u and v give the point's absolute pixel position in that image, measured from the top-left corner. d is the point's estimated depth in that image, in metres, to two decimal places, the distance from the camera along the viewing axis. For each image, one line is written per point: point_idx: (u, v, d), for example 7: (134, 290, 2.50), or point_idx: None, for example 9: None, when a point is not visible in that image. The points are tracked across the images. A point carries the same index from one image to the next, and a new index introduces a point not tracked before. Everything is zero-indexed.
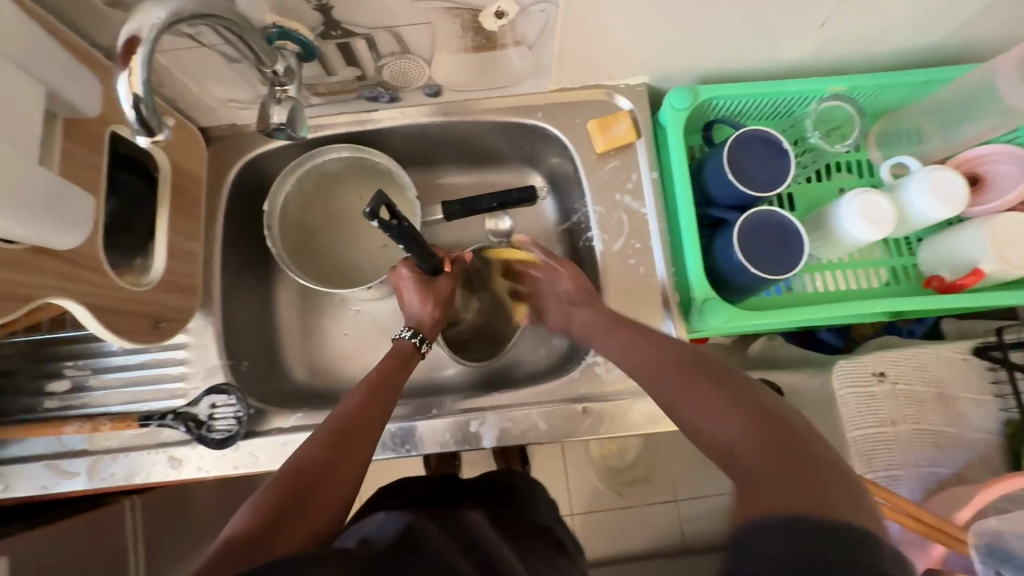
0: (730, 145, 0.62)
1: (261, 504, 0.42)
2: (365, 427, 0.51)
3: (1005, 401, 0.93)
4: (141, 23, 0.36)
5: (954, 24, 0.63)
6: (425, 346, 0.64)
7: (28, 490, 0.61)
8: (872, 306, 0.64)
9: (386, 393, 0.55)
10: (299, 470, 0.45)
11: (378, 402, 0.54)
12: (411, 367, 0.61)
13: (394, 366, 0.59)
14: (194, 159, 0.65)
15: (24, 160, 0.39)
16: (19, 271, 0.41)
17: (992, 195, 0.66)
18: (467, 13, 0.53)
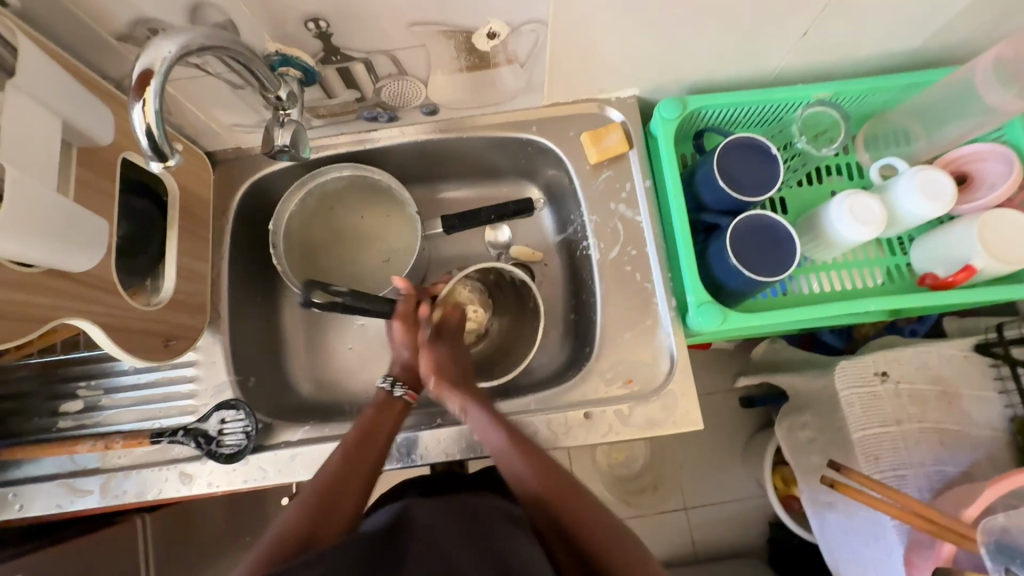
0: (719, 152, 0.64)
1: (258, 564, 0.43)
2: (354, 478, 0.51)
3: (1009, 398, 0.93)
4: (154, 57, 0.38)
5: (934, 29, 0.65)
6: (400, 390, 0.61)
7: (42, 510, 0.63)
8: (867, 305, 0.65)
9: (374, 441, 0.55)
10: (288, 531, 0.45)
11: (364, 448, 0.54)
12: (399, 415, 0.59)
13: (375, 413, 0.58)
14: (202, 182, 0.67)
15: (44, 187, 0.41)
16: (37, 293, 0.43)
17: (981, 194, 0.67)
18: (460, 35, 0.56)
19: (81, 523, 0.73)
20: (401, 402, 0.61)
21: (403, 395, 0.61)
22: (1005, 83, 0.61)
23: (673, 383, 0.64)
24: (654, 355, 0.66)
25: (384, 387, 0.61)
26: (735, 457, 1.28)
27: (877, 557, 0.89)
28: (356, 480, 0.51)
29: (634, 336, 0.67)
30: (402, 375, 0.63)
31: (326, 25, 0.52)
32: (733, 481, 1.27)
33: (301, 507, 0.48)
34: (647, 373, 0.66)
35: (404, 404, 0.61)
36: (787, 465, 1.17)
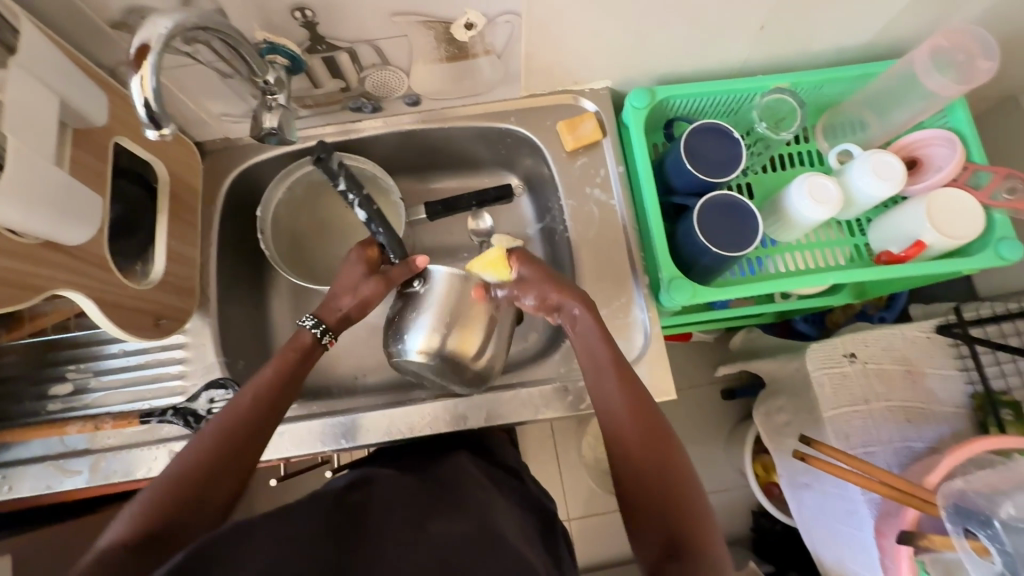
0: (686, 137, 0.68)
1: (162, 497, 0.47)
2: (255, 430, 0.53)
3: (969, 374, 0.98)
4: (150, 33, 0.41)
5: (880, 24, 0.70)
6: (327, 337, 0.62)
7: (31, 490, 0.64)
8: (826, 279, 0.69)
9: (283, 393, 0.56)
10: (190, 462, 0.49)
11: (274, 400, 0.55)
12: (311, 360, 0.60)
13: (288, 356, 0.59)
14: (192, 170, 0.70)
15: (43, 159, 0.43)
16: (31, 262, 0.45)
17: (929, 174, 0.72)
18: (439, 25, 0.59)
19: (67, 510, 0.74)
20: (314, 345, 0.61)
21: (324, 342, 0.61)
22: (941, 70, 0.67)
23: (647, 356, 0.68)
24: (629, 331, 0.69)
25: (309, 327, 0.61)
26: (716, 445, 1.32)
27: (850, 530, 0.92)
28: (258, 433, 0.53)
29: (610, 313, 0.70)
30: (332, 322, 0.62)
31: (311, 14, 0.55)
32: (714, 469, 1.30)
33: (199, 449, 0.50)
34: (623, 347, 0.69)
35: (318, 347, 0.61)
36: (766, 452, 1.21)
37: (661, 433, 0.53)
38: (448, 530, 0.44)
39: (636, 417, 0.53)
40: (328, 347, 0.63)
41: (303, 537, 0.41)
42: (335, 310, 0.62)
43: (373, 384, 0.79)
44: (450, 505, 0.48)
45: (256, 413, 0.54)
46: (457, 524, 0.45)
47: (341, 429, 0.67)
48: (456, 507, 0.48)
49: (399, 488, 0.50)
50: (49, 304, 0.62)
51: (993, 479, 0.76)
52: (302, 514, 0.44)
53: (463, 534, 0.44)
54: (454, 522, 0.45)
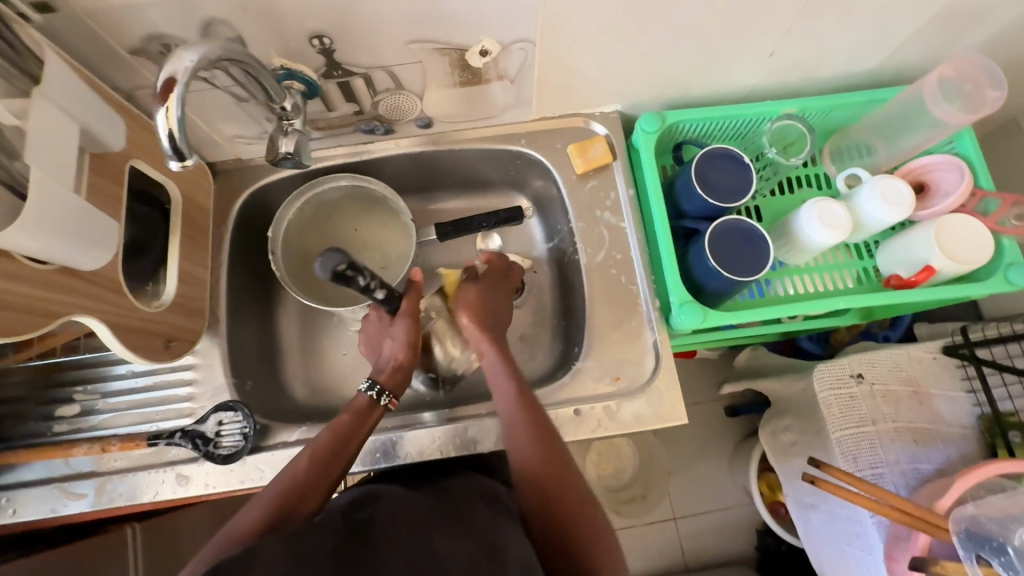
0: (697, 162, 0.68)
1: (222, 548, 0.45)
2: (310, 500, 0.50)
3: (976, 396, 0.98)
4: (177, 66, 0.42)
5: (888, 51, 0.71)
6: (385, 398, 0.61)
7: (36, 514, 0.63)
8: (837, 303, 0.70)
9: (341, 462, 0.54)
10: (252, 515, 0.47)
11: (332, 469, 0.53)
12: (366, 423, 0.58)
13: (350, 419, 0.57)
14: (204, 191, 0.70)
15: (65, 188, 0.44)
16: (47, 289, 0.45)
17: (936, 200, 0.72)
18: (454, 52, 0.60)
19: (69, 533, 0.73)
20: (381, 408, 0.60)
21: (388, 403, 0.60)
22: (949, 98, 0.68)
23: (658, 380, 0.68)
24: (640, 354, 0.69)
25: (368, 394, 0.60)
26: (721, 464, 1.31)
27: (859, 554, 0.92)
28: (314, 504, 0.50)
29: (620, 335, 0.70)
30: (388, 380, 0.62)
31: (329, 42, 0.56)
32: (720, 488, 1.29)
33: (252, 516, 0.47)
34: (634, 370, 0.69)
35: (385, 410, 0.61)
36: (772, 471, 1.21)
37: (570, 481, 0.53)
38: (452, 547, 0.44)
39: (542, 459, 0.53)
40: (388, 408, 0.61)
41: (312, 559, 0.40)
42: (390, 367, 0.63)
43: None
44: (453, 526, 0.47)
45: (313, 479, 0.51)
46: (463, 545, 0.44)
47: None
48: (459, 529, 0.47)
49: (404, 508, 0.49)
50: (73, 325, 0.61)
51: (1005, 504, 0.76)
52: (311, 534, 0.42)
53: (467, 558, 0.43)
54: (459, 543, 0.44)
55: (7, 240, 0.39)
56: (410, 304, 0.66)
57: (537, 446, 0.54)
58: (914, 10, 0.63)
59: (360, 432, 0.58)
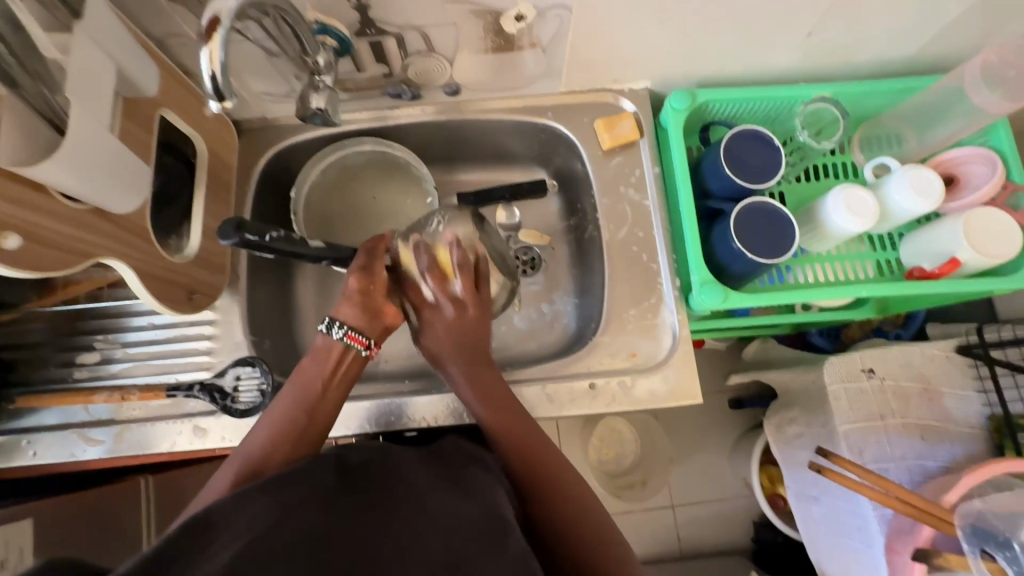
0: (726, 141, 0.67)
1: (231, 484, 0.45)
2: (307, 435, 0.51)
3: (987, 397, 0.97)
4: (221, 5, 0.41)
5: (928, 38, 0.69)
6: (338, 330, 0.56)
7: (55, 458, 0.64)
8: (858, 291, 0.69)
9: (310, 407, 0.52)
10: (246, 456, 0.47)
11: (300, 417, 0.51)
12: (341, 360, 0.56)
13: (311, 365, 0.55)
14: (229, 147, 0.70)
15: (103, 128, 0.44)
16: (79, 228, 0.45)
17: (964, 193, 0.71)
18: (489, 16, 0.59)
19: (84, 480, 0.74)
20: (344, 346, 0.56)
21: (341, 338, 0.56)
22: (990, 86, 0.66)
23: (674, 358, 0.68)
24: (657, 332, 0.69)
25: (322, 327, 0.57)
26: (724, 454, 1.31)
27: (859, 545, 0.92)
28: (288, 450, 0.48)
29: (638, 313, 0.70)
30: (349, 316, 0.57)
31: None
32: (720, 477, 1.30)
33: (225, 475, 0.46)
34: (650, 348, 0.69)
35: (349, 348, 0.56)
36: (774, 464, 1.21)
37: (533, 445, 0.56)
38: (452, 512, 0.43)
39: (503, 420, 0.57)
40: (368, 358, 0.58)
41: (301, 498, 0.40)
42: (349, 299, 0.58)
43: (393, 370, 0.79)
44: (456, 489, 0.47)
45: (302, 415, 0.51)
46: (464, 506, 0.44)
47: (367, 414, 0.68)
48: (462, 494, 0.46)
49: (402, 464, 0.48)
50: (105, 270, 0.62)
51: (1012, 501, 0.76)
52: (302, 475, 0.43)
53: (472, 525, 0.42)
54: (460, 502, 0.45)
55: (46, 174, 0.39)
56: (373, 245, 0.62)
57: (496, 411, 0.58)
58: None
59: (337, 373, 0.55)
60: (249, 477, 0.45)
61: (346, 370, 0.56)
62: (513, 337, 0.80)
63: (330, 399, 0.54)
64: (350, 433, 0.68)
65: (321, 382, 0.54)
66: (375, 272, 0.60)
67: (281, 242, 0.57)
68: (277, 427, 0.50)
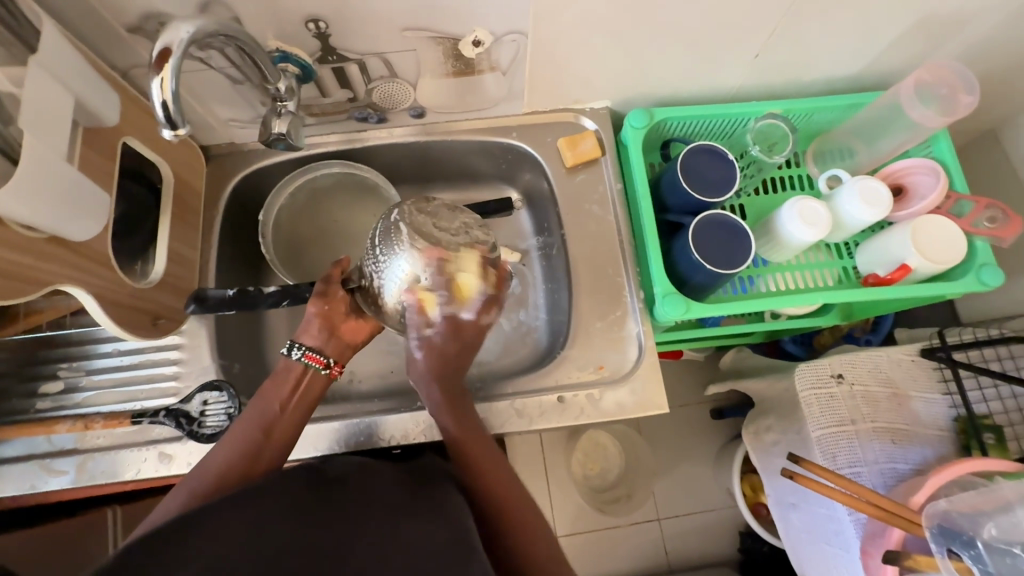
0: (683, 157, 0.70)
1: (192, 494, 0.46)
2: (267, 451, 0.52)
3: (953, 398, 1.00)
4: (173, 37, 0.43)
5: (868, 57, 0.73)
6: (296, 350, 0.58)
7: (16, 490, 0.63)
8: (815, 297, 0.71)
9: (270, 425, 0.53)
10: (212, 466, 0.49)
11: (263, 431, 0.52)
12: (308, 378, 0.57)
13: (272, 385, 0.56)
14: (196, 173, 0.70)
15: (58, 157, 0.44)
16: (34, 256, 0.45)
17: (913, 202, 0.74)
18: (447, 42, 0.61)
19: (47, 513, 0.73)
20: (303, 365, 0.57)
21: (301, 358, 0.57)
22: (926, 102, 0.70)
23: (641, 369, 0.69)
24: (624, 344, 0.71)
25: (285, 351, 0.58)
26: (705, 465, 1.32)
27: (836, 551, 0.93)
28: (246, 465, 0.49)
29: (605, 325, 0.71)
30: (311, 337, 0.59)
31: (324, 26, 0.57)
32: (703, 488, 1.30)
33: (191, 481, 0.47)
34: (617, 360, 0.70)
35: (309, 367, 0.57)
36: (755, 473, 1.22)
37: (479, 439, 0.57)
38: (419, 538, 0.42)
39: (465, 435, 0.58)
40: (333, 374, 0.59)
41: (270, 517, 0.41)
42: (309, 323, 0.59)
43: (366, 391, 0.79)
44: (427, 508, 0.46)
45: (264, 434, 0.52)
46: (429, 530, 0.43)
47: (337, 435, 0.68)
48: (431, 512, 0.46)
49: (377, 482, 0.49)
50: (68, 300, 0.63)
51: (976, 500, 0.77)
52: (272, 491, 0.43)
53: (437, 549, 0.42)
54: (426, 528, 0.44)
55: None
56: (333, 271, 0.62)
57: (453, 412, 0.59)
58: (892, 17, 0.65)
59: (303, 390, 0.57)
60: (212, 488, 0.46)
61: (308, 390, 0.57)
62: (487, 353, 0.81)
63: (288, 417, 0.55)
64: (320, 454, 0.67)
65: (282, 398, 0.55)
66: (331, 291, 0.60)
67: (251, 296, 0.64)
68: (236, 446, 0.50)
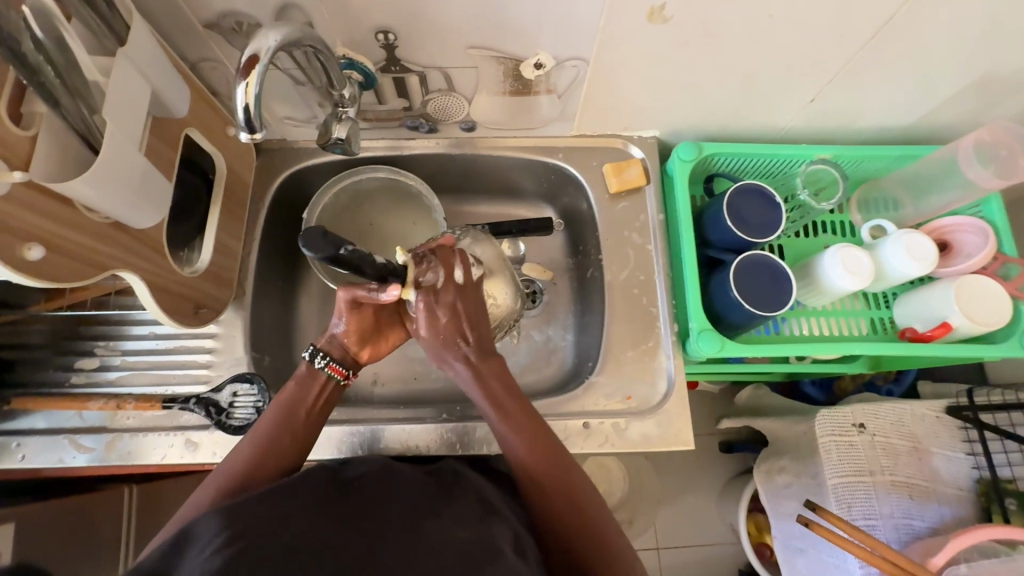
0: (729, 195, 0.70)
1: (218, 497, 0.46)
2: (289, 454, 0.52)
3: (976, 459, 0.98)
4: (261, 44, 0.44)
5: (924, 111, 0.73)
6: (322, 360, 0.57)
7: (43, 462, 0.63)
8: (851, 347, 0.70)
9: (296, 427, 0.53)
10: (238, 465, 0.49)
11: (290, 431, 0.53)
12: (320, 386, 0.56)
13: (298, 388, 0.56)
14: (247, 166, 0.71)
15: (132, 147, 0.45)
16: (99, 240, 0.46)
17: (958, 259, 0.73)
18: (510, 62, 0.62)
19: (66, 486, 0.74)
20: (326, 375, 0.57)
21: (324, 367, 0.57)
22: (983, 162, 0.69)
23: (669, 403, 0.68)
24: (653, 376, 0.70)
25: (306, 356, 0.57)
26: (711, 499, 1.30)
27: None
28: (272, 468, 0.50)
29: (635, 355, 0.71)
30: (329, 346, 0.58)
31: (393, 38, 0.58)
32: (707, 523, 1.29)
33: (219, 484, 0.48)
34: (645, 391, 0.70)
35: (330, 378, 0.57)
36: (762, 513, 1.20)
37: (562, 466, 0.53)
38: (444, 531, 0.42)
39: (542, 463, 0.53)
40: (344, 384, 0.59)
41: (295, 513, 0.40)
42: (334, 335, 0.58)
43: (388, 395, 0.79)
44: (449, 511, 0.46)
45: (286, 438, 0.52)
46: (457, 531, 0.43)
47: (359, 439, 0.68)
48: (454, 514, 0.45)
49: (395, 484, 0.48)
50: (114, 281, 0.60)
51: (998, 569, 0.76)
52: (298, 490, 0.43)
53: (464, 545, 0.41)
54: (455, 527, 0.43)
55: (76, 190, 0.41)
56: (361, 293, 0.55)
57: (527, 441, 0.54)
58: (954, 75, 0.65)
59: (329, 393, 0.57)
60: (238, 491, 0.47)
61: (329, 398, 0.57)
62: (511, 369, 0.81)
63: (312, 424, 0.55)
64: (340, 456, 0.67)
65: (307, 403, 0.55)
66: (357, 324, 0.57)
67: (358, 258, 0.45)
68: (260, 446, 0.51)
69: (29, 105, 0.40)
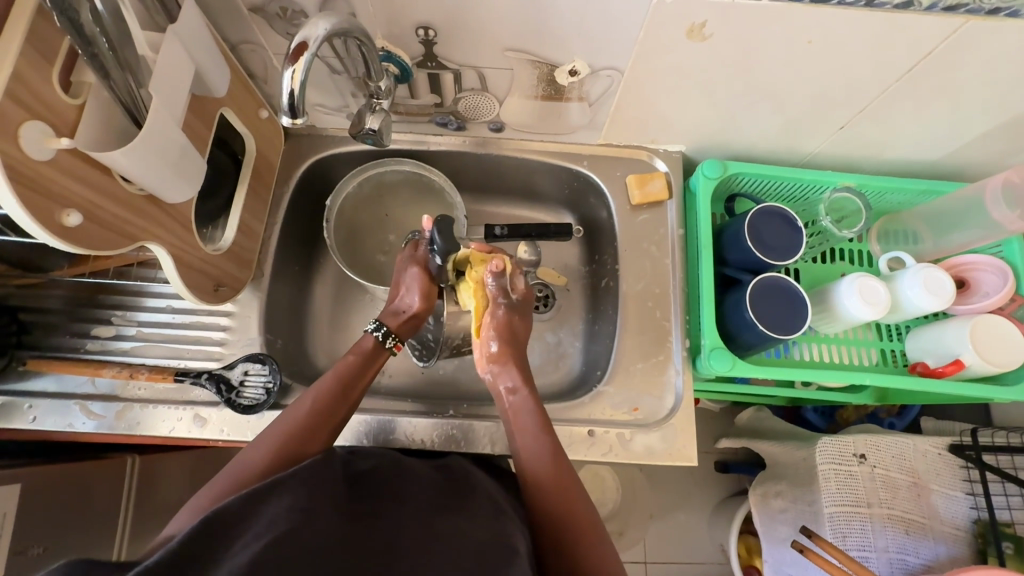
0: (751, 215, 0.70)
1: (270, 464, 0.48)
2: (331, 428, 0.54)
3: (976, 500, 0.97)
4: (310, 32, 0.44)
5: (952, 147, 0.73)
6: (390, 342, 0.62)
7: (52, 426, 0.64)
8: (861, 377, 0.70)
9: (345, 402, 0.55)
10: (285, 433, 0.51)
11: (340, 406, 0.55)
12: (377, 362, 0.60)
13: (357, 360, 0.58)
14: (275, 149, 0.72)
15: (173, 122, 0.46)
16: (132, 211, 0.47)
17: (976, 298, 0.74)
18: (545, 67, 0.62)
19: (70, 452, 0.74)
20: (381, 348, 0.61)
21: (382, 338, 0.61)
22: (1009, 204, 0.69)
23: (675, 418, 0.68)
24: (661, 389, 0.70)
25: (373, 334, 0.61)
26: (704, 518, 1.29)
27: None
28: (310, 443, 0.51)
29: (645, 367, 0.71)
30: (396, 326, 0.63)
31: (433, 34, 0.58)
32: (698, 541, 1.28)
33: (257, 452, 0.49)
34: (653, 405, 0.70)
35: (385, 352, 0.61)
36: (753, 535, 1.20)
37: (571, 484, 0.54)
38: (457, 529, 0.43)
39: (556, 475, 0.54)
40: (392, 352, 0.62)
41: (312, 501, 0.41)
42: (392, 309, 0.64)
43: (394, 387, 0.79)
44: (463, 511, 0.46)
45: (332, 411, 0.54)
46: (473, 531, 0.44)
47: (364, 428, 0.68)
48: (467, 514, 0.46)
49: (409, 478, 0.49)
50: (138, 252, 0.61)
51: None
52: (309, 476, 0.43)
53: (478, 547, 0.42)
54: (469, 526, 0.44)
55: (117, 160, 0.41)
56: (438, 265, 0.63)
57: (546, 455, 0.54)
58: (987, 113, 0.65)
59: (366, 372, 0.59)
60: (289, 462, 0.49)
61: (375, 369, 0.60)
62: None
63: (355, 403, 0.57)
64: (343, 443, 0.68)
65: (354, 380, 0.57)
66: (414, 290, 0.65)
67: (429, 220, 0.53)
68: (310, 416, 0.53)
69: (78, 74, 0.41)
